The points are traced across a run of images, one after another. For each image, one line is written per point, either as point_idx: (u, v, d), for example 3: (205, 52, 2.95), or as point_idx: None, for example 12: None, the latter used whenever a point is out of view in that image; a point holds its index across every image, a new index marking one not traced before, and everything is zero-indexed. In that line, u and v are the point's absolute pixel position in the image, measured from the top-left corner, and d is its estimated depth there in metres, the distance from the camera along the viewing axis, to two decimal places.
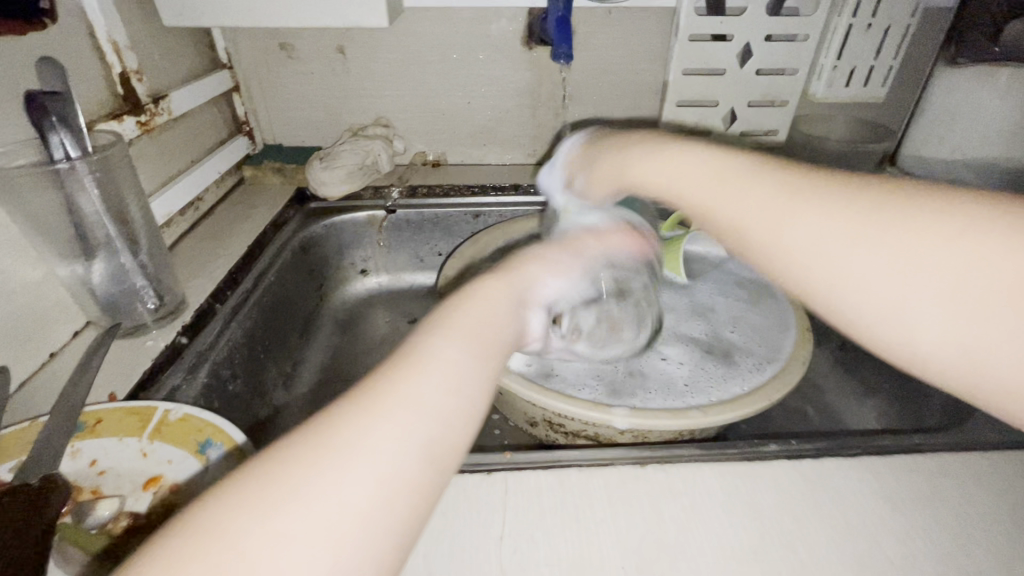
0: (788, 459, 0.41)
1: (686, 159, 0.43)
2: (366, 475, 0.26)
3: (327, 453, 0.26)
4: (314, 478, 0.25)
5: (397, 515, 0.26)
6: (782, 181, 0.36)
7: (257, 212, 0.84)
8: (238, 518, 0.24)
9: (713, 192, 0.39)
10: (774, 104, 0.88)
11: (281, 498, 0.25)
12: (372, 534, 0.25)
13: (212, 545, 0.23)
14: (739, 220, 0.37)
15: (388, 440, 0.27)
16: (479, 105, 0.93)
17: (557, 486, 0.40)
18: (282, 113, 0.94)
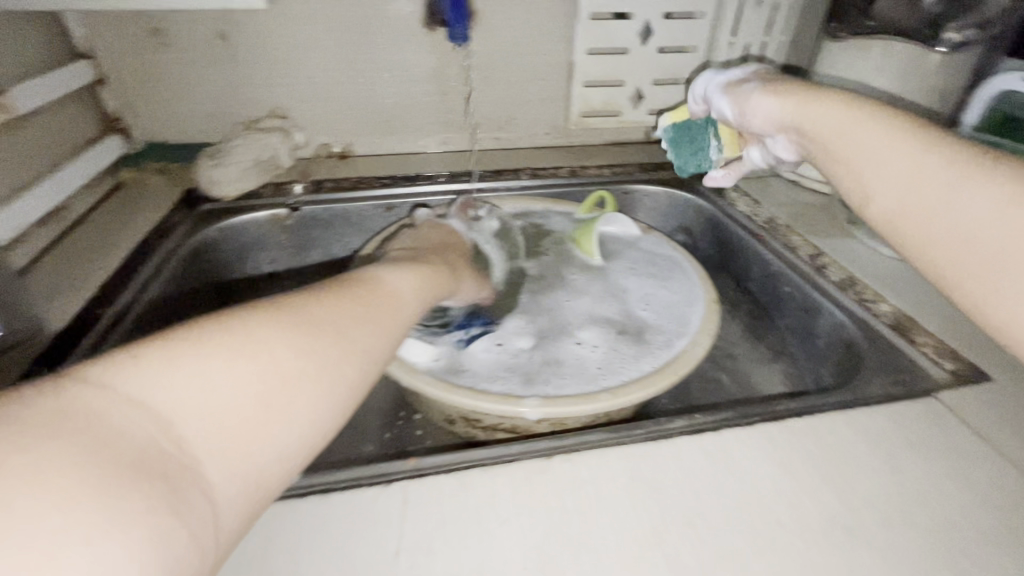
0: (689, 435, 0.42)
1: (848, 126, 0.43)
2: (349, 343, 0.36)
3: (320, 317, 0.36)
4: (285, 340, 0.33)
5: (321, 406, 0.33)
6: (975, 159, 0.36)
7: (138, 218, 0.76)
8: (218, 347, 0.30)
9: (887, 155, 0.39)
10: (678, 81, 0.91)
11: (289, 330, 0.33)
12: (342, 383, 0.34)
13: (236, 342, 0.31)
14: (907, 190, 0.38)
15: (366, 324, 0.38)
16: (382, 91, 0.88)
17: (460, 489, 0.38)
18: (160, 107, 0.85)
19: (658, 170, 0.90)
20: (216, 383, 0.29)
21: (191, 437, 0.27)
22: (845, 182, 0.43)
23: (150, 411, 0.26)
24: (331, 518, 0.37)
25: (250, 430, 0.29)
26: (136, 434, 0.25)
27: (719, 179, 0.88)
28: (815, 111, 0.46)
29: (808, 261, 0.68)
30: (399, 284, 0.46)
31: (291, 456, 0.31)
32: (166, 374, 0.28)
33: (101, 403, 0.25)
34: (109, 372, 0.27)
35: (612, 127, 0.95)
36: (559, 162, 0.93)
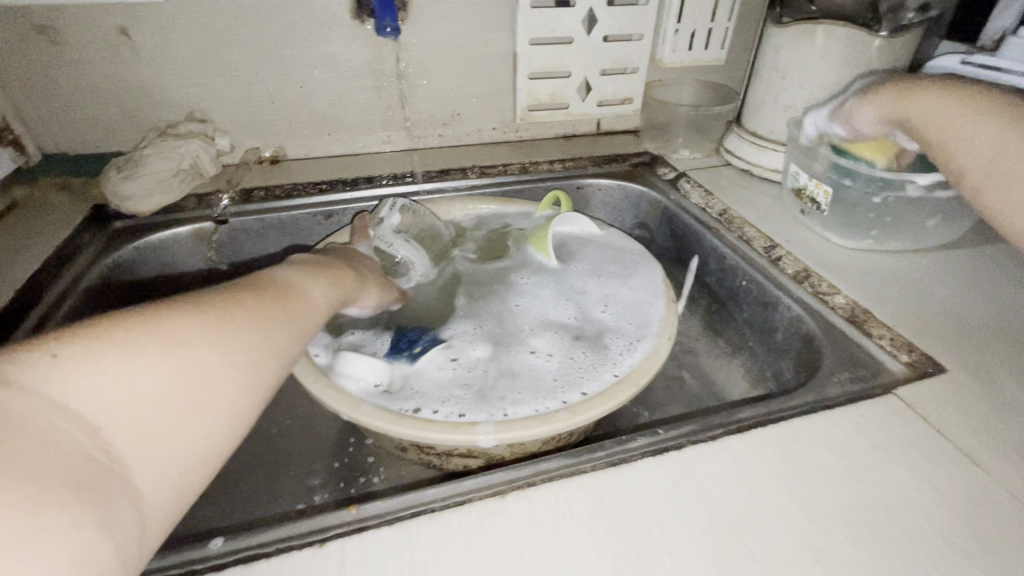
0: (651, 457, 0.39)
1: (943, 115, 0.51)
2: (275, 344, 0.36)
3: (249, 318, 0.36)
4: (208, 335, 0.32)
5: (246, 400, 0.33)
6: None
7: (36, 242, 0.67)
8: (139, 343, 0.29)
9: (974, 139, 0.49)
10: (625, 71, 0.88)
11: (210, 325, 0.33)
12: (267, 385, 0.35)
13: (161, 342, 0.30)
14: (994, 168, 0.48)
15: (293, 326, 0.39)
16: (314, 90, 0.82)
17: (404, 544, 0.34)
18: (59, 115, 0.75)
19: (610, 164, 0.88)
20: (138, 383, 0.28)
21: (116, 442, 0.27)
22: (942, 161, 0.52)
23: (75, 416, 0.26)
24: None
25: (177, 434, 0.29)
26: (60, 440, 0.25)
27: (670, 171, 0.86)
28: (915, 106, 0.54)
29: (764, 253, 0.67)
30: (321, 290, 0.46)
31: (216, 458, 0.31)
32: (87, 376, 0.27)
33: (21, 407, 0.25)
34: (29, 371, 0.26)
35: (561, 120, 0.91)
36: (509, 158, 0.89)
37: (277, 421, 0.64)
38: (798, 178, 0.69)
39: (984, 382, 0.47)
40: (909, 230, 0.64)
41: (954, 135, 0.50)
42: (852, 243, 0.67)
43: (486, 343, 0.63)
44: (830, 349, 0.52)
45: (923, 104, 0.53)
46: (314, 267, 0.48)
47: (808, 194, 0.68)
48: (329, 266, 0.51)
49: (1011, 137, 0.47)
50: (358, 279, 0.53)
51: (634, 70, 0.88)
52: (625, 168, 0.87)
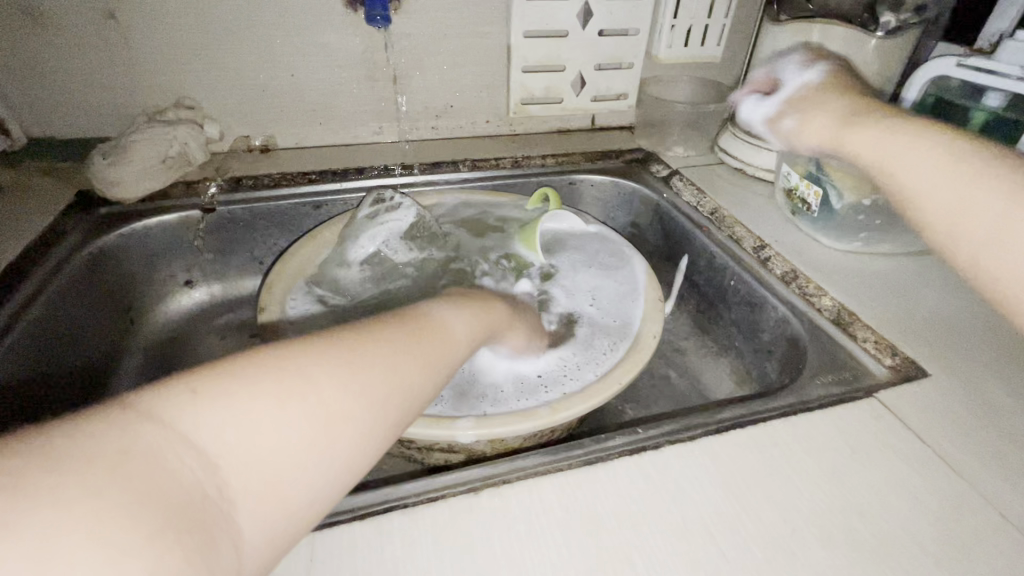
0: (630, 456, 0.39)
1: (890, 147, 0.44)
2: (401, 380, 0.33)
3: (376, 351, 0.33)
4: (337, 372, 0.30)
5: (362, 447, 0.30)
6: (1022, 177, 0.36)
7: (20, 226, 0.66)
8: (271, 378, 0.28)
9: (927, 177, 0.40)
10: (621, 66, 0.87)
11: (339, 361, 0.31)
12: (387, 430, 0.31)
13: (287, 378, 0.28)
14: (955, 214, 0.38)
15: (429, 358, 0.35)
16: (304, 78, 0.81)
17: (376, 539, 0.34)
18: (43, 97, 0.74)
19: (603, 160, 0.87)
20: (263, 421, 0.26)
21: (235, 484, 0.25)
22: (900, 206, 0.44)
23: (202, 452, 0.24)
24: None
25: (290, 478, 0.27)
26: (184, 477, 0.23)
27: (664, 169, 0.86)
28: (858, 136, 0.47)
29: (753, 254, 0.66)
30: (461, 315, 0.41)
31: (323, 506, 0.28)
32: (218, 413, 0.25)
33: (158, 442, 0.23)
34: (168, 402, 0.24)
35: (555, 115, 0.91)
36: (500, 153, 0.88)
37: None
38: (789, 179, 0.69)
39: (966, 389, 0.47)
40: (899, 233, 0.64)
41: (891, 162, 0.43)
42: (841, 245, 0.66)
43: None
44: (814, 351, 0.52)
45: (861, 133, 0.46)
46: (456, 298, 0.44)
47: (800, 194, 0.68)
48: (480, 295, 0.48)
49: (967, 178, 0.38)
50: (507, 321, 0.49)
51: (629, 66, 0.88)
52: (618, 165, 0.87)
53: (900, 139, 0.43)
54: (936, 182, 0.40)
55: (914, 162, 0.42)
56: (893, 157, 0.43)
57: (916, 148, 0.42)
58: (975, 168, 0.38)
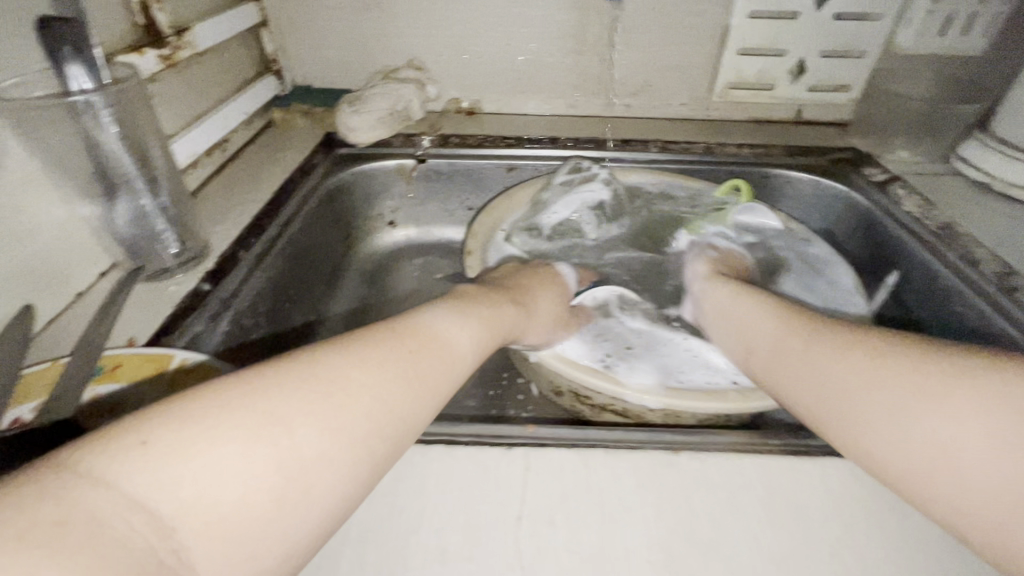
0: (837, 457, 0.38)
1: (748, 309, 0.51)
2: (385, 410, 0.30)
3: (359, 381, 0.30)
4: (310, 407, 0.27)
5: (341, 485, 0.27)
6: (818, 332, 0.42)
7: (286, 157, 0.80)
8: (234, 419, 0.25)
9: (765, 330, 0.47)
10: (849, 56, 0.80)
11: (310, 396, 0.28)
12: (368, 466, 0.29)
13: (253, 421, 0.25)
14: (775, 351, 0.45)
15: (415, 387, 0.33)
16: (518, 48, 0.86)
17: (581, 466, 0.37)
18: (311, 51, 0.89)
19: (809, 156, 0.81)
20: (228, 469, 0.23)
21: (198, 542, 0.22)
22: (733, 346, 0.51)
23: (156, 513, 0.21)
24: (451, 473, 0.37)
25: (263, 529, 0.24)
26: (138, 543, 0.20)
27: (881, 173, 0.77)
28: (737, 296, 0.54)
29: (993, 279, 0.58)
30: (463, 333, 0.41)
31: (298, 555, 0.26)
32: (172, 466, 0.22)
33: (103, 505, 0.20)
34: (114, 461, 0.22)
35: (761, 102, 0.87)
36: (693, 137, 0.86)
37: None
38: None
39: None
40: None
41: (748, 331, 0.49)
42: None
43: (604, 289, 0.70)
44: None
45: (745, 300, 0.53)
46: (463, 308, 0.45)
47: None
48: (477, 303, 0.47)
49: (775, 327, 0.47)
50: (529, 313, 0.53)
51: (861, 55, 0.80)
52: (825, 164, 0.80)
53: (761, 317, 0.49)
54: (801, 366, 0.41)
55: (767, 343, 0.46)
56: (753, 333, 0.49)
57: (763, 322, 0.48)
58: (818, 337, 0.42)
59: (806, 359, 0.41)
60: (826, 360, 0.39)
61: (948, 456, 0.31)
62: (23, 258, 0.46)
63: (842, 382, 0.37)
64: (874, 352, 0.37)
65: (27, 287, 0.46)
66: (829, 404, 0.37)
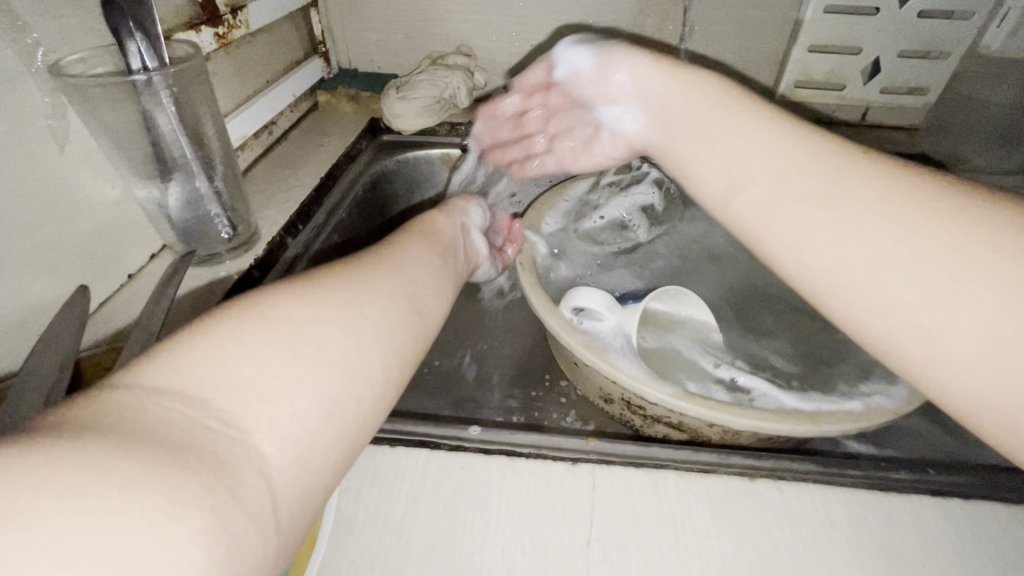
0: (927, 495, 0.36)
1: (748, 125, 0.35)
2: (381, 295, 0.32)
3: (347, 279, 0.32)
4: (306, 298, 0.28)
5: (367, 350, 0.28)
6: (843, 156, 0.31)
7: (331, 142, 0.79)
8: (234, 316, 0.25)
9: (764, 153, 0.33)
10: (929, 55, 0.74)
11: (307, 292, 0.29)
12: (387, 337, 0.30)
13: (257, 314, 0.26)
14: (779, 178, 0.32)
15: (401, 282, 0.35)
16: (572, 37, 0.83)
17: (650, 488, 0.35)
18: (359, 34, 0.87)
19: None
20: (246, 353, 0.24)
21: (238, 411, 0.22)
22: (710, 167, 0.36)
23: (184, 394, 0.21)
24: (514, 488, 0.35)
25: (291, 392, 0.24)
26: (168, 420, 0.20)
27: None
28: (688, 102, 0.39)
29: None
30: (410, 246, 0.43)
31: (351, 416, 0.26)
32: (183, 360, 0.23)
33: (129, 401, 0.20)
34: (128, 373, 0.22)
35: (827, 102, 0.82)
36: None
37: (487, 340, 0.70)
38: None
39: None
40: None
41: (737, 154, 0.35)
42: None
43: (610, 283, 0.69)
44: None
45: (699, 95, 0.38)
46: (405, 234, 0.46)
47: None
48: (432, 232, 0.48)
49: (795, 148, 0.32)
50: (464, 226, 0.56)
51: (943, 55, 0.74)
52: None
53: (761, 132, 0.34)
54: (812, 208, 0.30)
55: (771, 174, 0.32)
56: (745, 152, 0.34)
57: (762, 145, 0.34)
58: (844, 162, 0.31)
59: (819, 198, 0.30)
60: (853, 206, 0.29)
61: (948, 336, 0.25)
62: (80, 237, 0.45)
63: (861, 233, 0.28)
64: (879, 187, 0.29)
65: (81, 267, 0.45)
66: (840, 260, 0.29)
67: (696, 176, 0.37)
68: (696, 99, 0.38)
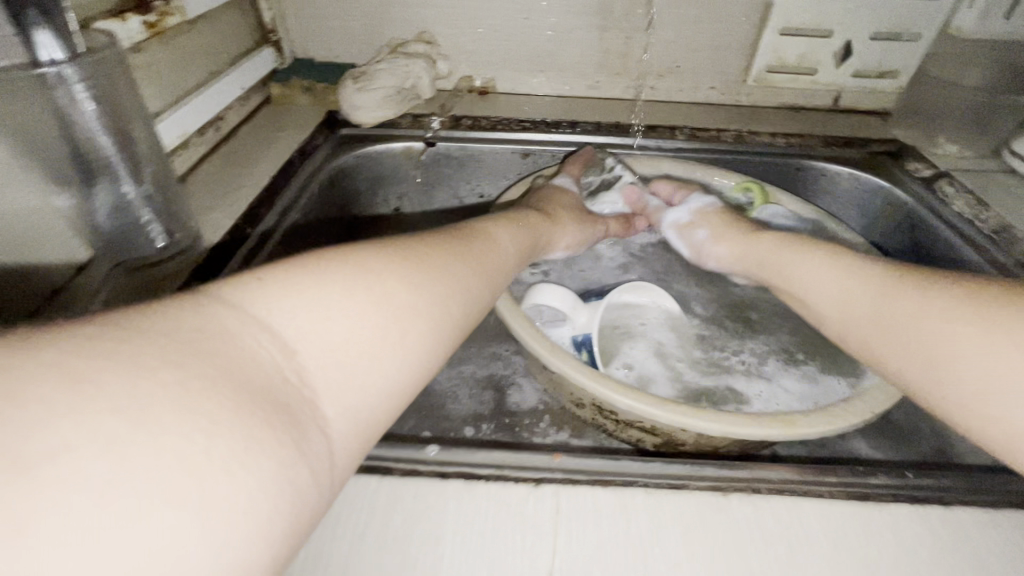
0: (905, 501, 0.34)
1: (822, 260, 0.47)
2: (456, 284, 0.34)
3: (427, 258, 0.33)
4: (395, 272, 0.30)
5: (434, 339, 0.30)
6: (880, 274, 0.42)
7: (284, 137, 0.74)
8: (336, 272, 0.28)
9: (827, 279, 0.45)
10: (902, 37, 0.73)
11: (397, 264, 0.31)
12: (451, 327, 0.32)
13: (350, 274, 0.28)
14: (841, 307, 0.43)
15: (474, 271, 0.36)
16: (538, 22, 0.79)
17: (618, 510, 0.33)
18: (312, 21, 0.82)
19: (846, 148, 0.75)
20: (336, 312, 0.26)
21: (314, 369, 0.24)
22: (804, 308, 0.48)
23: (282, 338, 0.24)
24: (472, 514, 0.33)
25: (362, 367, 0.26)
26: (261, 361, 0.22)
27: (927, 168, 0.70)
28: (780, 255, 0.51)
29: None
30: (503, 235, 0.44)
31: (401, 395, 0.28)
32: (286, 302, 0.25)
33: (232, 325, 0.23)
34: (238, 293, 0.24)
35: (800, 87, 0.80)
36: (724, 124, 0.80)
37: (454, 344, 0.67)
38: None
39: None
40: None
41: (806, 287, 0.47)
42: None
43: (583, 286, 0.67)
44: None
45: (780, 249, 0.51)
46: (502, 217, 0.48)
47: None
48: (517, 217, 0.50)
49: (849, 277, 0.43)
50: (553, 225, 0.54)
51: (915, 37, 0.73)
52: (864, 156, 0.73)
53: (824, 262, 0.46)
54: (870, 326, 0.40)
55: (832, 298, 0.44)
56: (808, 284, 0.47)
57: (824, 273, 0.46)
58: (882, 280, 0.41)
59: (872, 315, 0.40)
60: (903, 310, 0.38)
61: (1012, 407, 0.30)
62: None
63: (916, 338, 0.36)
64: (914, 290, 0.38)
65: None
66: (907, 356, 0.37)
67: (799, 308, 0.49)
68: (765, 246, 0.54)
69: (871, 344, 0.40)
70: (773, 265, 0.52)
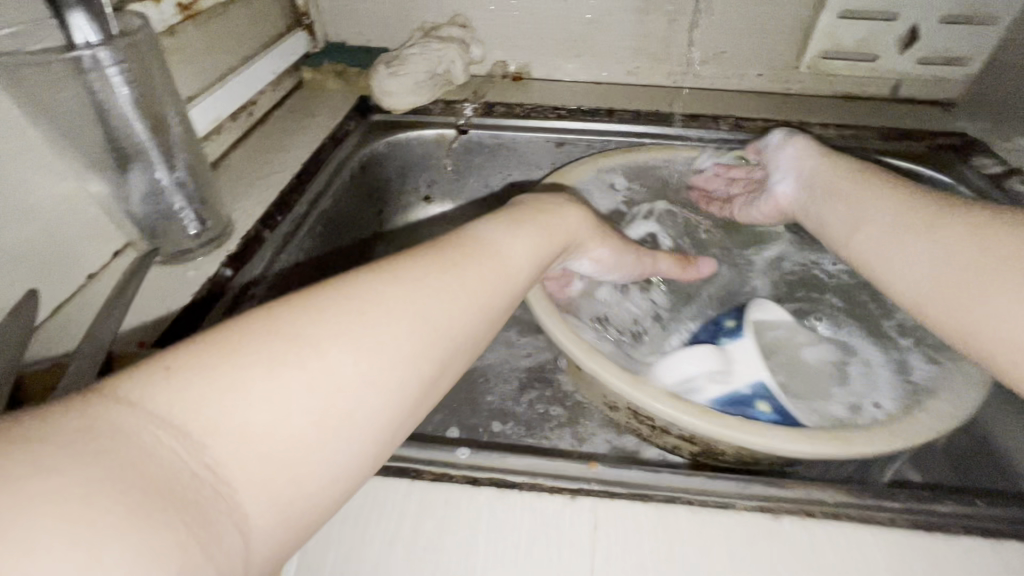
0: (976, 533, 0.31)
1: (883, 193, 0.47)
2: (433, 324, 0.27)
3: (395, 295, 0.27)
4: (346, 327, 0.24)
5: (392, 400, 0.25)
6: (943, 206, 0.42)
7: (315, 123, 0.73)
8: (262, 341, 0.22)
9: (886, 208, 0.45)
10: (971, 21, 0.68)
11: (347, 317, 0.25)
12: (421, 379, 0.26)
13: (282, 343, 0.22)
14: (890, 228, 0.44)
15: (462, 299, 0.30)
16: (576, 5, 0.76)
17: (659, 526, 0.31)
18: (345, 4, 0.81)
19: (907, 140, 0.69)
20: (258, 396, 0.21)
21: (231, 465, 0.19)
22: (845, 225, 0.49)
23: (187, 432, 0.19)
24: (504, 525, 0.31)
25: (302, 452, 0.21)
26: (162, 462, 0.18)
27: (996, 165, 0.64)
28: (858, 184, 0.49)
29: None
30: (515, 244, 0.38)
31: (350, 474, 0.23)
32: (195, 388, 0.20)
33: (128, 421, 0.18)
34: (140, 384, 0.19)
35: (857, 75, 0.75)
36: (772, 113, 0.75)
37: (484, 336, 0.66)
38: None
39: None
40: None
41: (864, 211, 0.47)
42: None
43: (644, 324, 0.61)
44: None
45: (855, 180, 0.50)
46: (523, 224, 0.40)
47: None
48: (539, 213, 0.43)
49: (914, 203, 0.44)
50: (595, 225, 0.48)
51: (991, 21, 0.67)
52: (922, 151, 0.68)
53: (891, 195, 0.46)
54: (911, 247, 0.41)
55: (887, 218, 0.45)
56: (867, 214, 0.47)
57: (884, 204, 0.46)
58: (947, 215, 0.41)
59: (918, 238, 0.41)
60: (950, 239, 0.39)
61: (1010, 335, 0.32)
62: (24, 237, 0.40)
63: (949, 264, 0.38)
64: (969, 223, 0.39)
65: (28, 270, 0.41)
66: (933, 289, 0.39)
67: (831, 232, 0.51)
68: (840, 174, 0.52)
69: (918, 277, 0.40)
70: (841, 192, 0.51)
